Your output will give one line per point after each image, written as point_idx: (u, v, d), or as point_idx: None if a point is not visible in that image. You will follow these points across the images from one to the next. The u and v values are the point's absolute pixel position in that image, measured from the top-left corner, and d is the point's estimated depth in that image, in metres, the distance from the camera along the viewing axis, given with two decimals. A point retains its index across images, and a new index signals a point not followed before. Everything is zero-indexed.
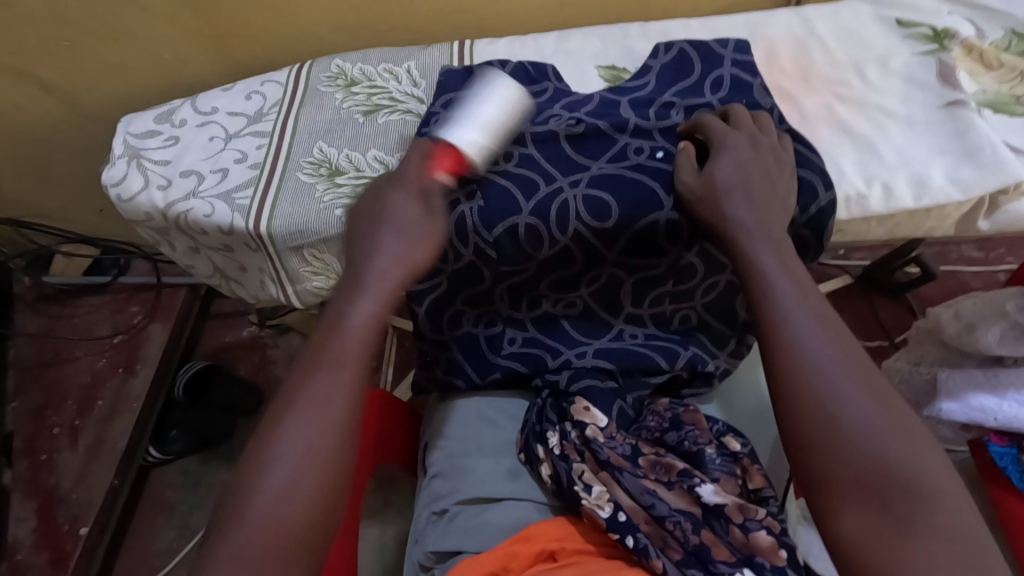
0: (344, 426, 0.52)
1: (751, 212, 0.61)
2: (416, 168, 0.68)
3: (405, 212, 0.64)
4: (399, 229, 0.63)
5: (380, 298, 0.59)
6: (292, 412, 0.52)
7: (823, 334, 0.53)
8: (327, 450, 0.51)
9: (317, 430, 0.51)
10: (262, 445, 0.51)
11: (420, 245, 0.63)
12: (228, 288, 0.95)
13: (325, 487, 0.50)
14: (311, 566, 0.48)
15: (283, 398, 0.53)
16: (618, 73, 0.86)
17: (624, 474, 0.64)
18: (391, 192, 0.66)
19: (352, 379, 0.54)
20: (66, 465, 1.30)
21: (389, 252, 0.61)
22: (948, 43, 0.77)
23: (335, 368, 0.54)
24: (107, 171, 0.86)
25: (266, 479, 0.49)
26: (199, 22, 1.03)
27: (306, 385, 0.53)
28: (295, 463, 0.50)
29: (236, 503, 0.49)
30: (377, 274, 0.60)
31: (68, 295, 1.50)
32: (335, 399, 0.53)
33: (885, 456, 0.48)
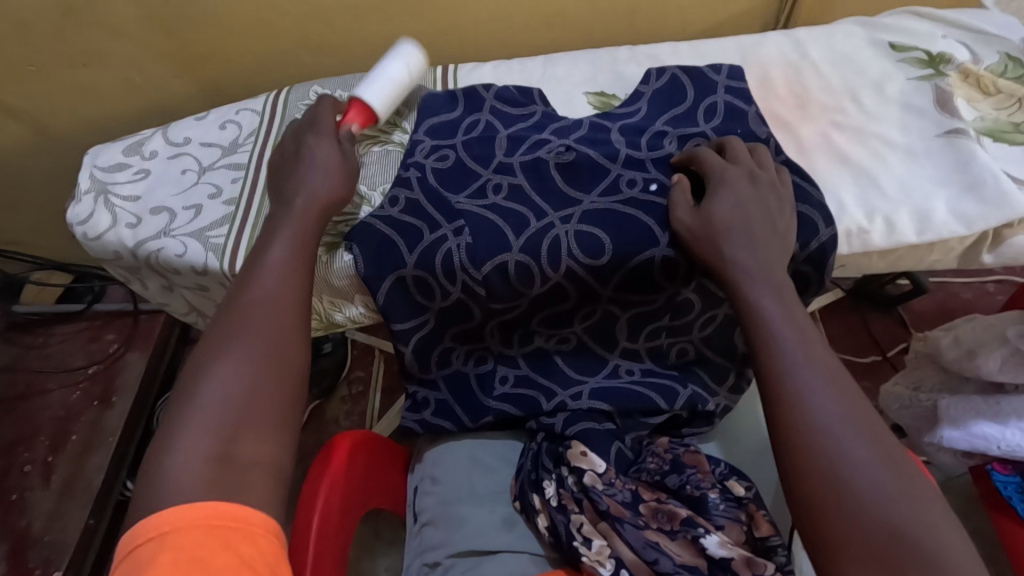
0: (279, 319, 0.56)
1: (752, 253, 0.58)
2: (329, 116, 0.75)
3: (321, 150, 0.70)
4: (320, 166, 0.69)
5: (308, 218, 0.65)
6: (233, 313, 0.56)
7: (831, 390, 0.51)
8: (273, 333, 0.55)
9: (259, 317, 0.56)
10: (209, 341, 0.55)
11: (341, 182, 0.69)
12: (205, 325, 0.91)
13: (271, 369, 0.53)
14: (271, 437, 0.51)
15: (222, 307, 0.58)
16: (608, 99, 0.83)
17: (625, 526, 0.60)
18: (312, 137, 0.72)
19: (288, 276, 0.60)
20: (38, 505, 1.24)
21: (315, 184, 0.67)
22: (943, 68, 0.76)
23: (273, 268, 0.60)
24: (73, 208, 0.81)
25: (216, 369, 0.52)
26: (173, 46, 0.99)
27: (248, 289, 0.58)
28: (238, 352, 0.53)
29: (180, 399, 0.51)
30: (305, 203, 0.66)
31: (40, 323, 1.45)
32: (276, 292, 0.58)
33: (896, 521, 0.45)
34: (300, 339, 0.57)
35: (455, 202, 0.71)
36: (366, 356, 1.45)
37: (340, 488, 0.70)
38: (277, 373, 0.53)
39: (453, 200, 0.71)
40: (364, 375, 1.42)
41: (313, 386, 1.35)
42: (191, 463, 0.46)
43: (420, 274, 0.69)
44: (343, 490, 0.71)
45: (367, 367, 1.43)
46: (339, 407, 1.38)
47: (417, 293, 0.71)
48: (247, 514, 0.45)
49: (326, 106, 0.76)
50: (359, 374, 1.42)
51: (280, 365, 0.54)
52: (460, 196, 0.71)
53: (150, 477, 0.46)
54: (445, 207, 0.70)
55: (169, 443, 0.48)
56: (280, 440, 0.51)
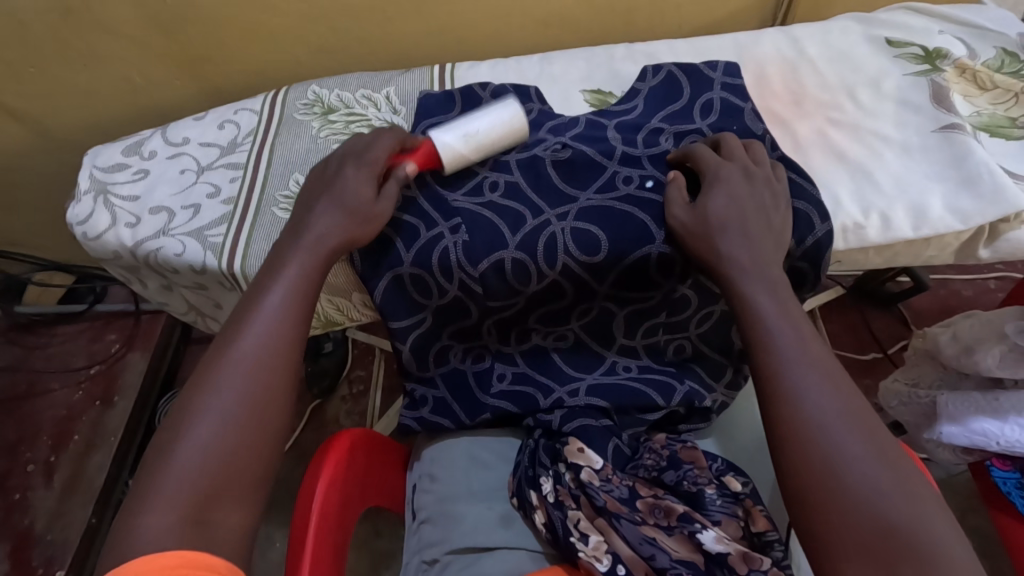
0: (264, 383, 0.55)
1: (748, 249, 0.59)
2: (386, 151, 0.69)
3: (349, 186, 0.66)
4: (339, 205, 0.65)
5: (308, 261, 0.62)
6: (220, 364, 0.56)
7: (826, 386, 0.51)
8: (257, 398, 0.55)
9: (244, 374, 0.55)
10: (193, 393, 0.54)
11: (363, 228, 0.65)
12: (204, 323, 0.91)
13: (249, 439, 0.53)
14: (239, 512, 0.51)
15: (211, 354, 0.57)
16: (605, 96, 0.83)
17: (622, 522, 0.60)
18: (351, 168, 0.67)
19: (281, 327, 0.58)
20: (41, 504, 1.25)
21: (328, 227, 0.64)
22: (940, 63, 0.76)
23: (264, 318, 0.58)
24: (72, 208, 0.82)
25: (194, 433, 0.52)
26: (172, 47, 0.99)
27: (237, 342, 0.57)
28: (219, 416, 0.53)
29: (159, 458, 0.51)
30: (314, 248, 0.63)
31: (42, 323, 1.45)
32: (264, 347, 0.57)
33: (890, 516, 0.45)
34: (284, 397, 0.56)
35: (452, 200, 0.71)
36: (366, 355, 1.45)
37: (338, 486, 0.70)
38: (255, 436, 0.53)
39: (450, 198, 0.71)
40: (365, 373, 1.43)
41: (314, 385, 1.36)
42: (159, 537, 0.47)
43: (417, 272, 0.69)
44: (341, 488, 0.71)
45: (368, 367, 1.44)
46: (340, 406, 1.39)
47: (414, 291, 0.71)
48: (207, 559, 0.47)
49: (389, 139, 0.70)
50: (360, 374, 1.43)
51: (258, 434, 0.54)
52: (457, 194, 0.71)
53: (122, 533, 0.48)
54: (442, 205, 0.70)
55: (141, 505, 0.49)
56: (249, 514, 0.52)
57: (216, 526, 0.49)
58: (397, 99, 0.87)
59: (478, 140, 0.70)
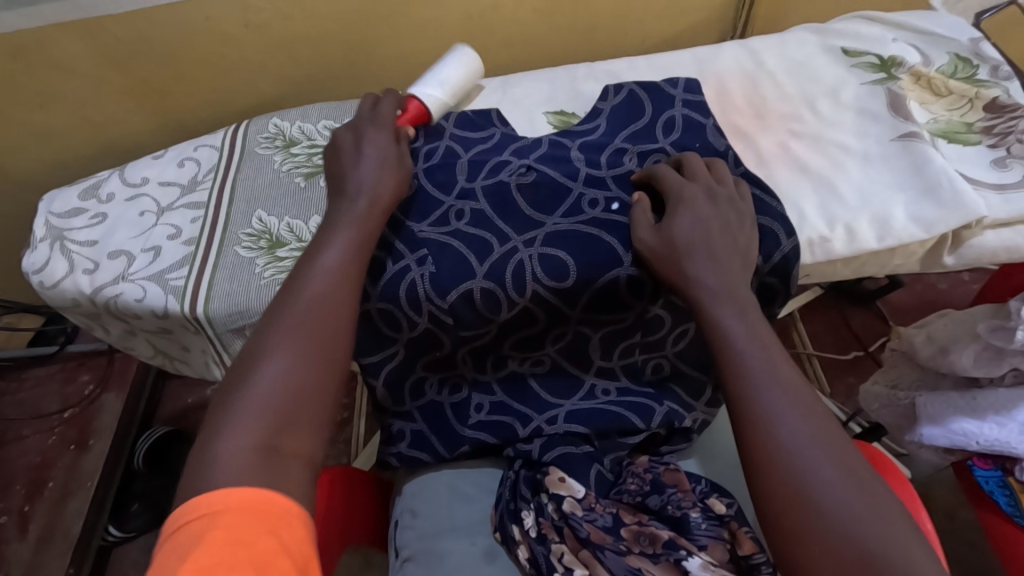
0: (330, 318, 0.56)
1: (714, 272, 0.58)
2: (391, 113, 0.74)
3: (385, 146, 0.69)
4: (386, 157, 0.68)
5: (367, 210, 0.63)
6: (289, 305, 0.56)
7: (797, 411, 0.50)
8: (324, 332, 0.55)
9: (311, 316, 0.56)
10: (262, 332, 0.55)
11: (393, 172, 0.67)
12: (173, 366, 0.88)
13: (317, 371, 0.53)
14: (314, 439, 0.51)
15: (281, 293, 0.58)
16: (567, 118, 0.83)
17: (606, 553, 0.59)
18: (371, 128, 0.70)
19: (345, 272, 0.59)
20: (14, 558, 1.19)
21: (375, 176, 0.66)
22: (895, 71, 0.77)
23: (328, 266, 0.59)
24: (28, 256, 0.79)
25: (270, 360, 0.53)
26: (130, 82, 0.97)
27: (306, 282, 0.58)
28: (289, 345, 0.54)
29: (236, 382, 0.52)
30: (369, 190, 0.65)
31: (12, 369, 1.41)
32: (330, 289, 0.58)
33: (866, 542, 0.45)
34: (347, 339, 0.57)
35: (418, 230, 0.70)
36: (349, 382, 1.43)
37: (315, 531, 0.68)
38: (327, 369, 0.54)
39: (415, 229, 0.70)
40: (349, 401, 1.40)
41: None
42: (236, 454, 0.47)
43: (385, 306, 0.68)
44: (320, 535, 0.68)
45: (351, 394, 1.41)
46: None
47: (384, 326, 0.70)
48: (288, 505, 0.46)
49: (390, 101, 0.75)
50: (344, 402, 1.40)
51: (326, 368, 0.54)
52: (422, 224, 0.70)
53: (202, 459, 0.47)
54: (407, 236, 0.69)
55: (218, 428, 0.49)
56: (321, 438, 0.52)
57: (292, 449, 0.49)
58: (331, 120, 0.87)
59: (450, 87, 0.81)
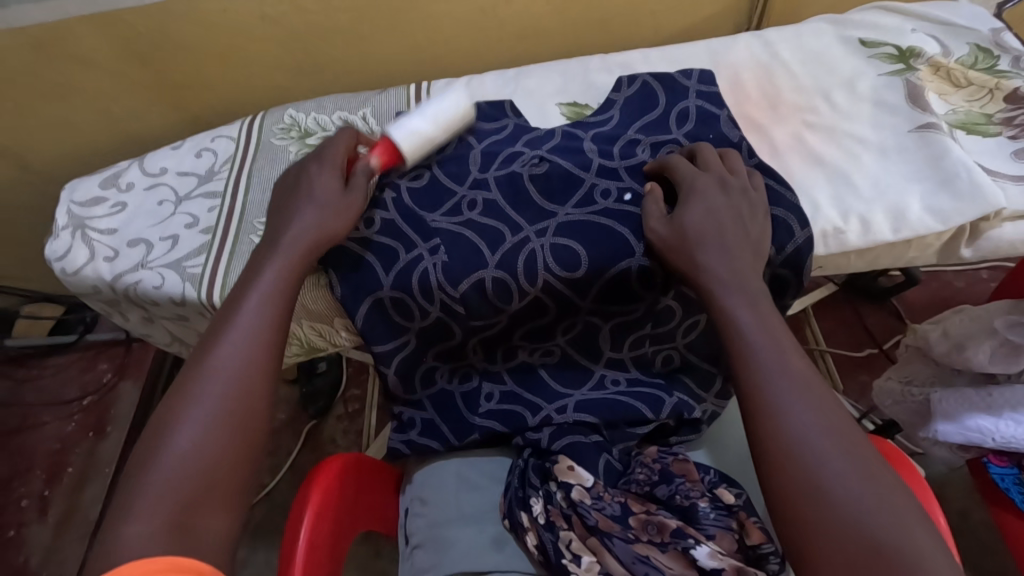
0: (243, 378, 0.55)
1: (726, 262, 0.58)
2: (343, 153, 0.72)
3: (324, 188, 0.67)
4: (321, 203, 0.67)
5: (291, 262, 0.63)
6: (200, 370, 0.56)
7: (808, 401, 0.50)
8: (239, 395, 0.55)
9: (225, 378, 0.55)
10: (174, 398, 0.54)
11: (337, 215, 0.66)
12: (190, 353, 0.90)
13: (233, 435, 0.53)
14: (230, 508, 0.51)
15: (193, 357, 0.57)
16: (580, 109, 0.83)
17: (614, 541, 0.60)
18: (314, 166, 0.70)
19: (261, 329, 0.58)
20: (35, 540, 1.23)
21: (308, 223, 0.65)
22: (914, 62, 0.76)
23: (245, 323, 0.58)
24: (50, 244, 0.81)
25: (180, 430, 0.52)
26: (148, 75, 0.98)
27: (219, 342, 0.57)
28: (202, 413, 0.53)
29: (145, 457, 0.51)
30: (295, 240, 0.64)
31: (32, 357, 1.44)
32: (245, 349, 0.57)
33: (875, 531, 0.45)
34: (265, 397, 0.56)
35: (431, 220, 0.70)
36: (360, 374, 1.44)
37: (328, 515, 0.69)
38: (242, 431, 0.53)
39: (428, 218, 0.71)
40: (360, 392, 1.41)
41: (309, 406, 1.34)
42: (145, 536, 0.47)
43: (398, 295, 0.69)
44: (331, 518, 0.69)
45: (362, 385, 1.42)
46: (336, 425, 1.37)
47: (396, 314, 0.70)
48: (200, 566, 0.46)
49: (346, 139, 0.73)
50: (355, 393, 1.41)
51: (243, 431, 0.54)
52: (435, 214, 0.71)
53: (109, 536, 0.47)
54: (420, 225, 0.70)
55: (126, 509, 0.48)
56: (236, 505, 0.52)
57: (204, 524, 0.49)
58: (345, 110, 0.88)
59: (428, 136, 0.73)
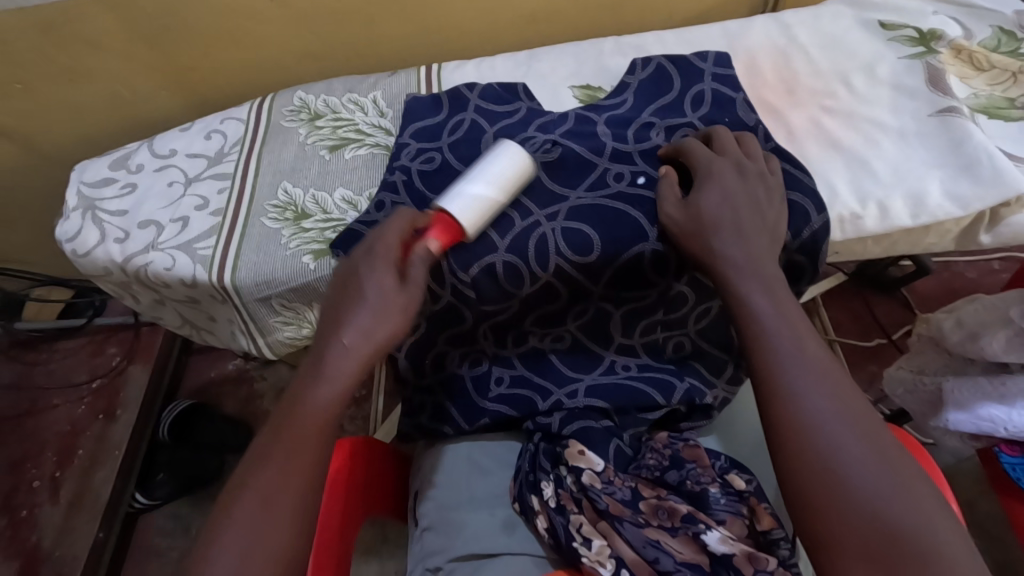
0: (295, 501, 0.52)
1: (740, 247, 0.57)
2: (397, 238, 0.62)
3: (376, 291, 0.58)
4: (373, 307, 0.58)
5: (347, 369, 0.56)
6: (255, 481, 0.52)
7: (824, 386, 0.50)
8: (287, 517, 0.51)
9: (273, 502, 0.51)
10: (226, 508, 0.51)
11: (387, 322, 0.58)
12: (200, 336, 0.90)
13: (275, 567, 0.50)
14: None
15: (250, 462, 0.53)
16: (594, 92, 0.82)
17: (624, 525, 0.60)
18: (366, 265, 0.60)
19: (314, 444, 0.54)
20: (47, 521, 1.24)
21: (357, 325, 0.57)
22: (935, 45, 0.75)
23: (300, 438, 0.54)
24: (61, 225, 0.81)
25: (226, 546, 0.49)
26: (155, 57, 0.97)
27: (276, 449, 0.53)
28: (247, 533, 0.50)
29: (194, 567, 0.50)
30: (348, 346, 0.57)
31: (42, 340, 1.45)
32: (298, 463, 0.53)
33: (892, 517, 0.45)
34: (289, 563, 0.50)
35: None
36: None
37: (338, 498, 0.69)
38: (283, 563, 0.50)
39: (436, 202, 0.71)
40: (367, 378, 1.42)
41: None
42: None
43: None
44: (342, 499, 0.70)
45: (369, 371, 1.42)
46: (343, 411, 1.38)
47: None
48: None
49: (400, 223, 0.63)
50: (362, 379, 1.41)
51: (285, 561, 0.50)
52: (444, 198, 0.71)
53: None
54: None
55: None
56: None
57: None
58: (356, 92, 0.87)
59: (488, 200, 0.64)
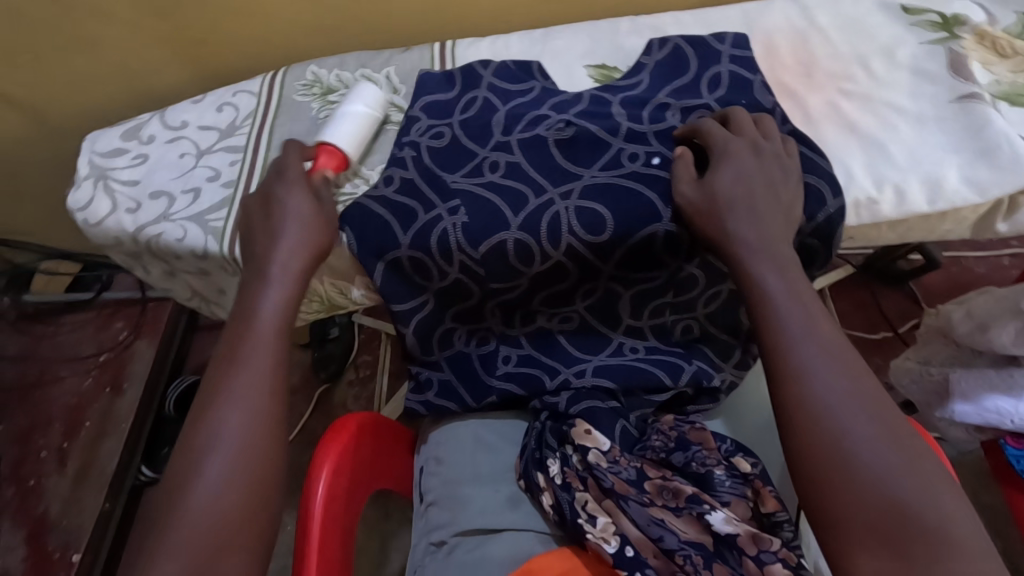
0: (259, 406, 0.56)
1: (756, 229, 0.57)
2: (299, 164, 0.71)
3: (300, 211, 0.66)
4: (298, 227, 0.65)
5: (286, 285, 0.62)
6: (219, 401, 0.56)
7: (836, 367, 0.50)
8: (258, 423, 0.55)
9: (242, 413, 0.55)
10: (194, 433, 0.54)
11: (317, 234, 0.65)
12: (210, 309, 0.90)
13: (254, 466, 0.54)
14: (260, 530, 0.52)
15: (209, 387, 0.57)
16: (609, 71, 0.81)
17: (629, 503, 0.60)
18: (281, 190, 0.68)
19: (266, 355, 0.58)
20: (54, 491, 1.26)
21: (292, 244, 0.64)
22: (957, 30, 0.74)
23: (253, 353, 0.58)
24: (72, 194, 0.81)
25: (205, 465, 0.53)
26: (166, 29, 0.97)
27: (232, 368, 0.57)
28: (223, 446, 0.53)
29: (173, 496, 0.52)
30: (285, 263, 0.63)
31: (50, 313, 1.45)
32: (256, 373, 0.57)
33: (900, 496, 0.45)
34: (276, 450, 0.55)
35: (451, 181, 0.70)
36: (373, 340, 1.44)
37: (343, 473, 0.69)
38: (262, 463, 0.54)
39: (447, 178, 0.70)
40: (372, 359, 1.42)
41: (321, 370, 1.35)
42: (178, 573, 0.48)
43: (417, 254, 0.68)
44: (347, 474, 0.70)
45: (374, 352, 1.43)
46: (347, 391, 1.39)
47: (415, 274, 0.70)
48: None
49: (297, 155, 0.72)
50: (367, 359, 1.42)
51: (263, 459, 0.54)
52: (455, 175, 0.70)
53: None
54: (439, 187, 0.70)
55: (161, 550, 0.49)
56: (266, 529, 0.53)
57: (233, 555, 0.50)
58: (369, 68, 0.86)
59: (359, 134, 0.76)
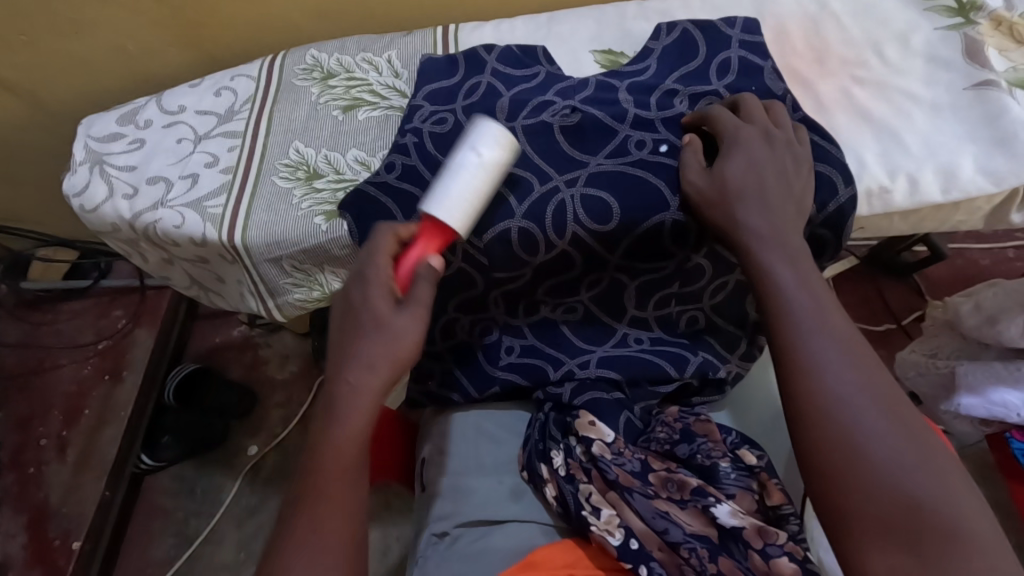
0: (342, 553, 0.49)
1: (766, 218, 0.56)
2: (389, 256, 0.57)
3: (384, 317, 0.54)
4: (379, 332, 0.54)
5: (365, 408, 0.53)
6: (298, 550, 0.48)
7: (847, 359, 0.49)
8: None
9: (326, 567, 0.48)
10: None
11: (400, 347, 0.54)
12: (209, 298, 0.89)
13: None
14: None
15: (288, 530, 0.49)
16: (616, 57, 0.79)
17: (634, 495, 0.59)
18: (361, 288, 0.56)
19: (348, 491, 0.51)
20: (54, 479, 1.25)
21: (370, 354, 0.53)
22: (974, 16, 0.72)
23: (332, 491, 0.51)
24: (68, 179, 0.79)
25: None
26: (163, 11, 0.94)
27: (313, 511, 0.50)
28: None
29: None
30: (364, 380, 0.53)
31: (47, 300, 1.43)
32: (337, 513, 0.50)
33: (914, 490, 0.44)
34: None
35: None
36: None
37: None
38: None
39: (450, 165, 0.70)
40: None
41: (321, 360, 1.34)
42: None
43: None
44: None
45: None
46: None
47: None
48: None
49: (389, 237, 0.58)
50: None
51: None
52: None
53: None
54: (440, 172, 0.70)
55: None
56: None
57: None
58: (370, 52, 0.84)
59: (477, 195, 0.59)
